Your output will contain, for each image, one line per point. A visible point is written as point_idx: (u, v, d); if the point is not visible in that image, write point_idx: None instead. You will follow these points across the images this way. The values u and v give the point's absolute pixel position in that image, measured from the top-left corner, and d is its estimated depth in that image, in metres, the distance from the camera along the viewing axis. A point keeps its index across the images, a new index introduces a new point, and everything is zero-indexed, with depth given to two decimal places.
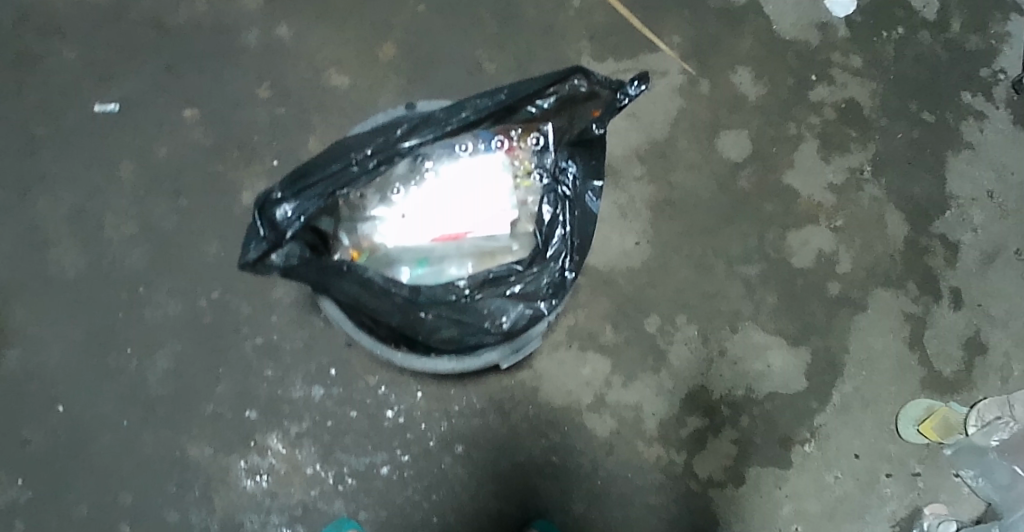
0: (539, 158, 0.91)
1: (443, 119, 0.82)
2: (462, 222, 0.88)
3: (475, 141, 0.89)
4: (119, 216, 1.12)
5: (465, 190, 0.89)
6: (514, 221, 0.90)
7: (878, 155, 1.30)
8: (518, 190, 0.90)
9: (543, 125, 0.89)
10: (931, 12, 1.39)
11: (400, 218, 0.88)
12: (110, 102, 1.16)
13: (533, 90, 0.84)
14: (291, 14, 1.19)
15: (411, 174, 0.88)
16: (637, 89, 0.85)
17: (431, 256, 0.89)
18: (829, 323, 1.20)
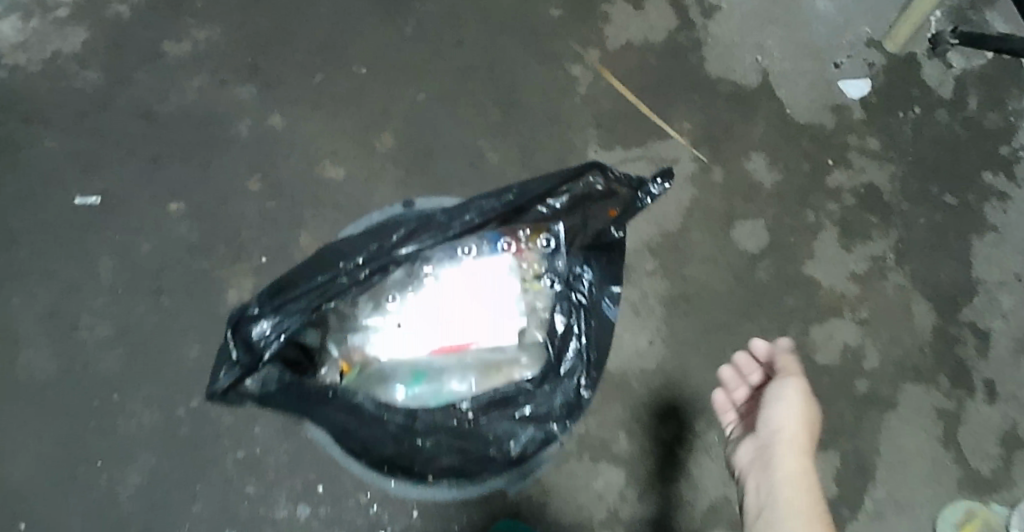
0: (551, 262, 0.97)
1: (443, 226, 0.85)
2: (463, 331, 0.94)
3: (480, 243, 0.95)
4: (96, 316, 1.05)
5: (465, 297, 0.95)
6: (523, 328, 0.96)
7: (901, 241, 1.23)
8: (528, 293, 0.96)
9: (554, 224, 0.94)
10: (946, 90, 1.34)
11: (396, 327, 0.94)
12: (91, 195, 1.10)
13: (542, 191, 0.89)
14: (284, 102, 1.14)
15: (409, 279, 0.94)
16: (655, 189, 0.96)
17: (429, 370, 0.94)
18: (857, 425, 1.14)
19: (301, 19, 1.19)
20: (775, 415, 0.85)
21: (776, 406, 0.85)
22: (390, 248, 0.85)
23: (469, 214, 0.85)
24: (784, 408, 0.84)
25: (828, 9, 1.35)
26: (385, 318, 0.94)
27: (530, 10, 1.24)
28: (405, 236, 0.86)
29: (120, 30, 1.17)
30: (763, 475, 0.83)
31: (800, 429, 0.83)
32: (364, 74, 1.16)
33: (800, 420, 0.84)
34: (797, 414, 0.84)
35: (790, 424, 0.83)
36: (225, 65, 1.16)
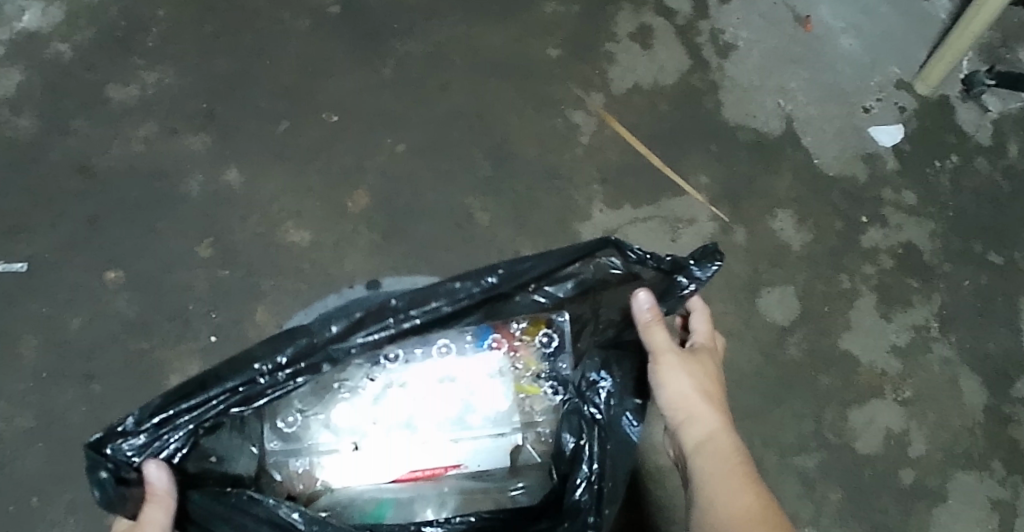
0: (552, 362, 0.68)
1: (400, 308, 0.58)
2: (442, 454, 0.65)
3: (461, 338, 0.66)
4: (13, 406, 0.87)
5: (444, 409, 0.66)
6: (518, 445, 0.67)
7: (945, 307, 1.08)
8: (521, 401, 0.67)
9: (557, 315, 0.66)
10: (985, 135, 1.20)
11: (351, 451, 0.64)
12: (17, 261, 0.93)
13: (541, 270, 0.60)
14: (244, 156, 1.00)
15: (367, 386, 0.65)
16: (705, 270, 0.61)
17: (396, 498, 0.64)
18: (904, 522, 0.98)
19: (266, 61, 1.05)
20: (662, 394, 0.61)
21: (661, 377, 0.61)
22: (327, 339, 0.57)
23: (444, 294, 0.58)
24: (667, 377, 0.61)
25: (853, 47, 1.22)
26: (334, 446, 0.64)
27: (525, 50, 1.10)
28: (349, 327, 0.57)
29: (57, 72, 1.02)
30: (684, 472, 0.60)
31: (695, 398, 0.60)
32: (335, 122, 1.03)
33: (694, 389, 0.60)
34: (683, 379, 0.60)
35: (683, 398, 0.60)
36: (178, 112, 1.01)
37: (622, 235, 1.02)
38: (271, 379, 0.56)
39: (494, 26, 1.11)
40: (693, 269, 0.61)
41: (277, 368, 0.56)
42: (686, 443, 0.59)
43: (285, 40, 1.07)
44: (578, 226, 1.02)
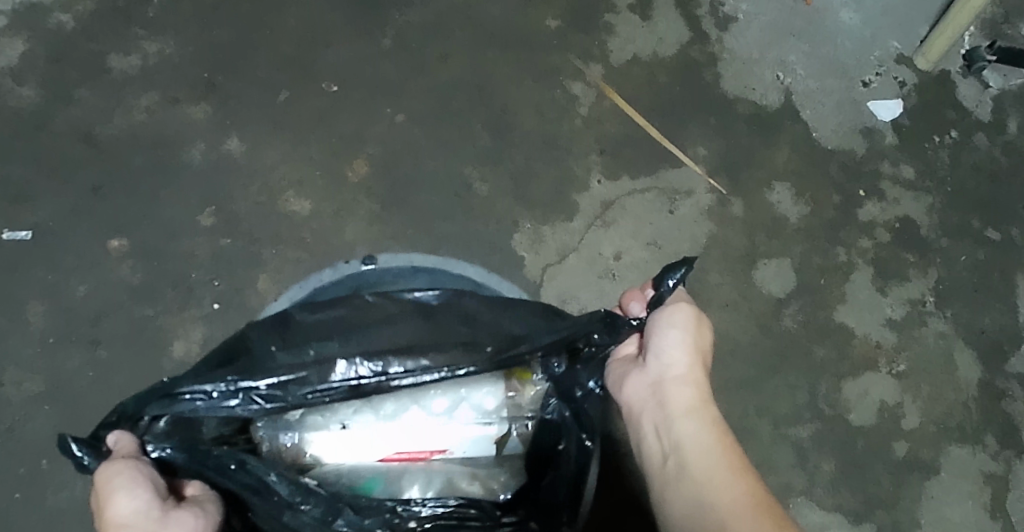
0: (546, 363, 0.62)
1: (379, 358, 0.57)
2: (431, 441, 0.63)
3: None
4: (21, 370, 0.89)
5: (433, 401, 0.63)
6: (506, 435, 0.65)
7: (940, 282, 1.09)
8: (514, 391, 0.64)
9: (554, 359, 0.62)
10: (985, 111, 1.21)
11: (339, 431, 0.62)
12: (22, 228, 0.94)
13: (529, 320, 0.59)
14: (246, 125, 1.01)
15: None
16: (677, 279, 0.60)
17: (384, 476, 0.64)
18: (895, 492, 0.99)
19: (266, 30, 1.06)
20: (665, 351, 0.62)
21: (670, 332, 0.62)
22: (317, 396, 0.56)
23: (444, 369, 0.57)
24: (676, 335, 0.62)
25: (853, 21, 1.22)
26: (323, 425, 0.62)
27: (525, 21, 1.11)
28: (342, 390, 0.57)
29: (59, 41, 1.03)
30: (663, 425, 0.61)
31: (694, 364, 0.62)
32: (335, 92, 1.03)
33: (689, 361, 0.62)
34: (693, 342, 0.62)
35: (677, 368, 0.62)
36: (179, 82, 1.02)
37: (620, 206, 1.03)
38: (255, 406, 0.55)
39: None
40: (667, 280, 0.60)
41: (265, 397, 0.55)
42: (676, 407, 0.61)
43: (285, 9, 1.07)
44: (577, 198, 1.02)
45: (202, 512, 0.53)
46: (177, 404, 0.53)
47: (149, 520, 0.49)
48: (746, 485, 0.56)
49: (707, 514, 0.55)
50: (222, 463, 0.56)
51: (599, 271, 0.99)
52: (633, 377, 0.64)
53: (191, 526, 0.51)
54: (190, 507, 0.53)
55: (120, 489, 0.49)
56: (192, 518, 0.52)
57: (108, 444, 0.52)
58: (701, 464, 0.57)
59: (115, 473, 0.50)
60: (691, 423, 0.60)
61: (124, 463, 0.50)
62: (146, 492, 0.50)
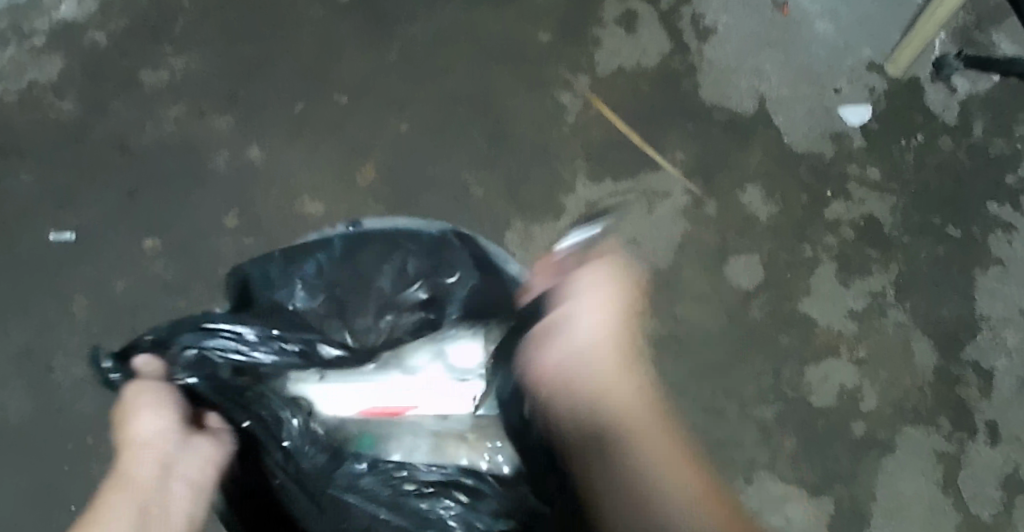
0: None
1: None
2: None
3: None
4: (70, 356, 1.00)
5: None
6: None
7: (901, 276, 1.18)
8: None
9: None
10: (951, 115, 1.28)
11: None
12: (67, 230, 1.06)
13: None
14: (265, 135, 1.11)
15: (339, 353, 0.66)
16: None
17: None
18: (853, 469, 1.09)
19: (281, 46, 1.16)
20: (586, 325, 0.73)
21: (587, 294, 0.73)
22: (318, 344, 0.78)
23: None
24: (592, 298, 0.73)
25: (828, 30, 1.30)
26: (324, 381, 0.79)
27: (518, 35, 1.20)
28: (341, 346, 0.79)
29: (95, 57, 1.14)
30: (592, 392, 0.70)
31: (609, 322, 0.73)
32: (345, 103, 1.13)
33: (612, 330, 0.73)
34: (611, 301, 0.73)
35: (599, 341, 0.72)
36: (204, 95, 1.13)
37: (603, 207, 1.13)
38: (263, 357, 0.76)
39: (490, 13, 1.21)
40: None
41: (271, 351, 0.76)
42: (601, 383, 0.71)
43: (298, 26, 1.17)
44: (564, 199, 1.13)
45: (216, 440, 0.69)
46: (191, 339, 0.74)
47: (165, 435, 0.66)
48: (665, 447, 0.66)
49: (636, 477, 0.64)
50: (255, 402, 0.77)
51: None
52: (555, 343, 0.73)
53: (202, 447, 0.67)
54: (205, 435, 0.69)
55: (145, 405, 0.66)
56: (204, 442, 0.68)
57: (133, 363, 0.72)
58: (626, 428, 0.67)
59: (145, 398, 0.67)
60: (612, 388, 0.70)
61: (155, 392, 0.68)
62: (165, 413, 0.67)
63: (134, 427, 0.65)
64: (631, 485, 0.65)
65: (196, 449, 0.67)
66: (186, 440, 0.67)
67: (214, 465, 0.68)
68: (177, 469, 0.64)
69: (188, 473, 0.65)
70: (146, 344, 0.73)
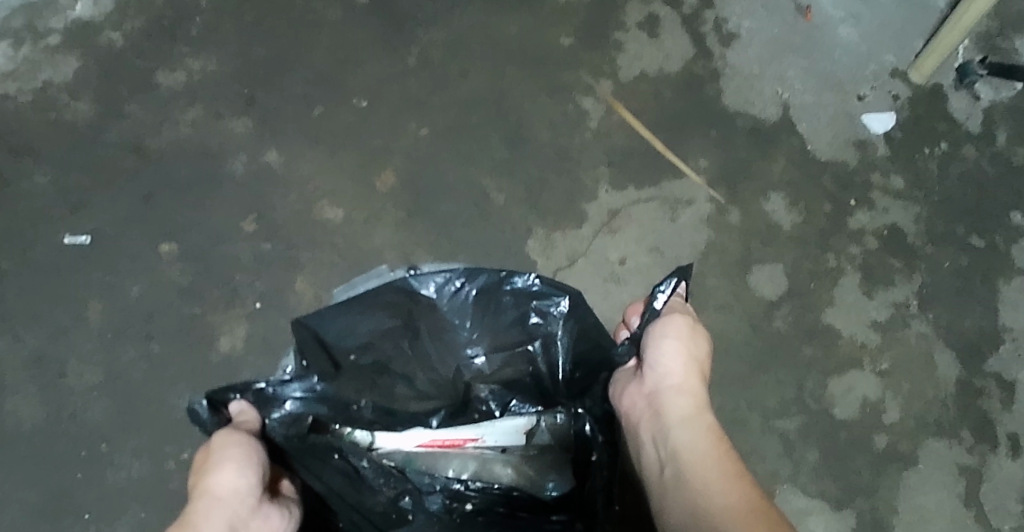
0: (551, 340, 0.76)
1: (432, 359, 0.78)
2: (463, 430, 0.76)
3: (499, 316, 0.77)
4: (83, 362, 0.99)
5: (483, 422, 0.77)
6: (532, 427, 0.78)
7: (925, 286, 1.16)
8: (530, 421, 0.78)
9: (554, 326, 0.75)
10: (975, 123, 1.26)
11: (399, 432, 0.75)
12: (81, 233, 1.04)
13: (541, 325, 0.76)
14: (283, 138, 1.10)
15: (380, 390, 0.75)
16: (671, 286, 0.71)
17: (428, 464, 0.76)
18: (875, 482, 1.07)
19: (300, 49, 1.15)
20: (658, 358, 0.71)
21: (666, 341, 0.71)
22: (415, 411, 0.76)
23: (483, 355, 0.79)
24: (671, 345, 0.71)
25: (851, 36, 1.28)
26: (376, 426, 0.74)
27: (539, 39, 1.19)
28: (430, 407, 0.77)
29: (112, 58, 1.12)
30: (660, 434, 0.68)
31: (687, 369, 0.71)
32: (364, 107, 1.12)
33: (683, 365, 0.70)
34: (686, 349, 0.71)
35: (673, 375, 0.70)
36: (222, 97, 1.11)
37: (626, 215, 1.11)
38: (367, 415, 0.74)
39: (510, 16, 1.20)
40: (659, 291, 0.71)
41: (374, 407, 0.74)
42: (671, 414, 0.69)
43: (318, 28, 1.16)
44: (585, 206, 1.11)
45: (288, 514, 0.64)
46: (283, 388, 0.69)
47: (244, 495, 0.59)
48: (723, 471, 0.63)
49: (686, 511, 0.62)
50: (328, 451, 0.70)
51: (605, 275, 1.08)
52: (653, 384, 0.71)
53: (272, 520, 0.61)
54: (280, 505, 0.64)
55: (229, 460, 0.59)
56: (277, 515, 0.62)
57: (228, 407, 0.67)
58: (687, 466, 0.65)
59: (232, 442, 0.60)
60: (682, 427, 0.67)
61: (243, 438, 0.61)
62: (249, 473, 0.59)
63: (214, 477, 0.58)
64: (693, 520, 0.62)
65: (265, 518, 0.60)
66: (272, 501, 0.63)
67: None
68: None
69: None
70: (247, 391, 0.67)
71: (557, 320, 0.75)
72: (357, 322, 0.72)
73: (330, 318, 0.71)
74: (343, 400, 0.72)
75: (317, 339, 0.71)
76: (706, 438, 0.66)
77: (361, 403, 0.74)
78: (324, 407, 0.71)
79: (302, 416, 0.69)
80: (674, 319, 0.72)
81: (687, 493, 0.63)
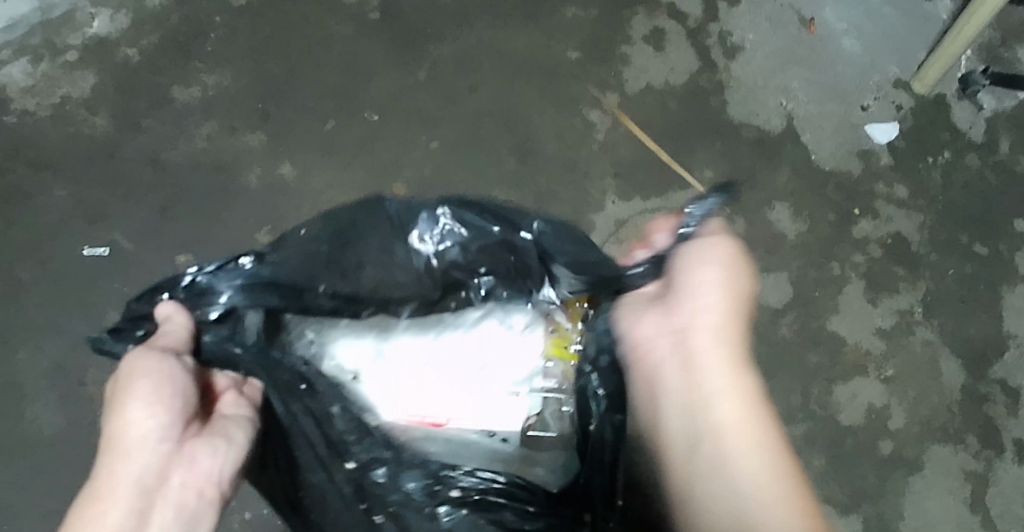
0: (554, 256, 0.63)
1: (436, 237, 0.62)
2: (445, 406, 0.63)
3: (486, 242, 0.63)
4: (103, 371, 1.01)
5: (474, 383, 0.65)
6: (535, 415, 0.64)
7: (929, 294, 1.18)
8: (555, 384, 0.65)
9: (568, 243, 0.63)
10: (978, 132, 1.28)
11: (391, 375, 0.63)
12: (100, 245, 1.06)
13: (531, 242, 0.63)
14: (296, 152, 1.12)
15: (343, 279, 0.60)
16: (712, 205, 0.57)
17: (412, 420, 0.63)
18: (881, 487, 1.08)
19: (314, 64, 1.17)
20: (698, 289, 0.58)
21: (705, 270, 0.58)
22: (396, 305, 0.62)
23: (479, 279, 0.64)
24: (713, 274, 0.58)
25: (854, 47, 1.30)
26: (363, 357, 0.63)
27: (546, 53, 1.21)
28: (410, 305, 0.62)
29: (129, 74, 1.15)
30: (692, 390, 0.56)
31: (729, 305, 0.58)
32: (376, 120, 1.15)
33: (725, 301, 0.58)
34: (728, 279, 0.58)
35: (715, 315, 0.58)
36: (237, 112, 1.14)
37: (633, 224, 1.13)
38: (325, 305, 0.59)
39: (519, 31, 1.22)
40: (694, 211, 0.58)
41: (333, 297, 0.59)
42: (708, 367, 0.57)
43: (330, 44, 1.19)
44: (592, 216, 1.13)
45: (225, 452, 0.52)
46: (216, 277, 0.56)
47: (155, 441, 0.49)
48: (764, 457, 0.53)
49: (718, 510, 0.53)
50: (290, 384, 0.56)
51: None
52: (688, 319, 0.58)
53: (203, 462, 0.50)
54: (214, 438, 0.52)
55: (136, 398, 0.49)
56: (208, 457, 0.51)
57: (156, 311, 0.56)
58: (729, 442, 0.54)
59: (142, 373, 0.51)
60: (721, 391, 0.56)
61: (156, 362, 0.52)
62: (161, 414, 0.50)
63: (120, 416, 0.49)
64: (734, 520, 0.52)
65: (193, 462, 0.50)
66: (203, 436, 0.52)
67: (215, 486, 0.51)
68: (158, 503, 0.48)
69: (181, 499, 0.49)
70: (174, 292, 0.57)
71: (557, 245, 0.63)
72: (362, 240, 0.61)
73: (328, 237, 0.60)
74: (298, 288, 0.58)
75: (304, 244, 0.59)
76: (745, 402, 0.55)
77: (317, 292, 0.59)
78: (274, 297, 0.57)
79: (246, 308, 0.57)
80: (717, 246, 0.58)
81: (726, 478, 0.53)
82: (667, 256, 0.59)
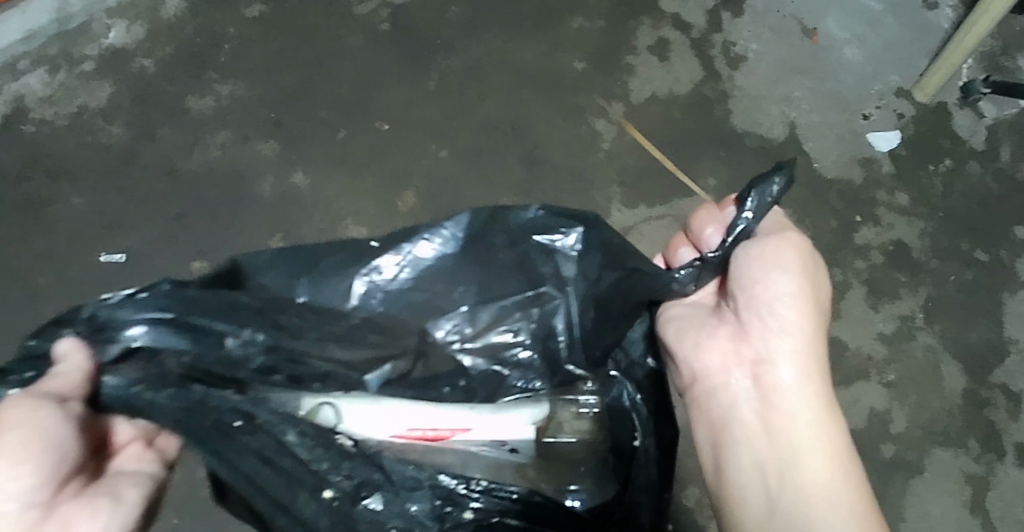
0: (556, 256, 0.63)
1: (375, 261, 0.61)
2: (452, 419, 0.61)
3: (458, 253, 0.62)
4: None
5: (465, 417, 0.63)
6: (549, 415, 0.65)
7: (930, 300, 1.19)
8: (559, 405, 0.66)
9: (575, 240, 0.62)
10: (979, 140, 1.30)
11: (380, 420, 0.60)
12: (116, 252, 1.09)
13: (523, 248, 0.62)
14: (308, 161, 1.15)
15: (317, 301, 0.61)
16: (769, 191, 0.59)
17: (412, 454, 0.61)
18: (883, 490, 1.10)
19: (326, 74, 1.20)
20: (772, 301, 0.63)
21: (778, 280, 0.63)
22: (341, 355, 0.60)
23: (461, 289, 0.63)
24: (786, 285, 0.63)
25: (857, 57, 1.32)
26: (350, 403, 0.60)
27: (553, 64, 1.24)
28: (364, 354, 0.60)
29: (145, 85, 1.18)
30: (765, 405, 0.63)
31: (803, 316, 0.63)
32: (387, 130, 1.17)
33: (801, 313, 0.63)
34: (803, 287, 0.63)
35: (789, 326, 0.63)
36: (250, 122, 1.17)
37: (638, 232, 1.15)
38: (255, 358, 0.58)
39: (526, 42, 1.25)
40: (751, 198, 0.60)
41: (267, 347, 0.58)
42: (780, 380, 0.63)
43: (341, 55, 1.21)
44: None
45: (108, 513, 0.51)
46: (124, 311, 0.54)
47: (22, 504, 0.47)
48: (839, 467, 0.61)
49: (802, 523, 0.60)
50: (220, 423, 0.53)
51: None
52: (759, 331, 0.64)
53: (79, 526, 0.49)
54: (97, 498, 0.51)
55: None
56: (87, 520, 0.49)
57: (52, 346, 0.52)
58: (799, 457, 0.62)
59: (11, 422, 0.47)
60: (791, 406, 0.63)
61: (29, 412, 0.48)
62: (36, 470, 0.47)
63: None
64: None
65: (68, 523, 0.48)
66: (82, 496, 0.50)
67: None
68: None
69: None
70: (75, 324, 0.53)
71: (572, 263, 0.62)
72: (316, 255, 0.60)
73: (277, 255, 0.60)
74: (216, 331, 0.56)
75: (227, 292, 0.57)
76: (821, 417, 0.62)
77: (242, 337, 0.57)
78: (182, 339, 0.56)
79: (160, 353, 0.55)
80: (790, 254, 0.63)
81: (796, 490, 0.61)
82: (734, 260, 0.64)
